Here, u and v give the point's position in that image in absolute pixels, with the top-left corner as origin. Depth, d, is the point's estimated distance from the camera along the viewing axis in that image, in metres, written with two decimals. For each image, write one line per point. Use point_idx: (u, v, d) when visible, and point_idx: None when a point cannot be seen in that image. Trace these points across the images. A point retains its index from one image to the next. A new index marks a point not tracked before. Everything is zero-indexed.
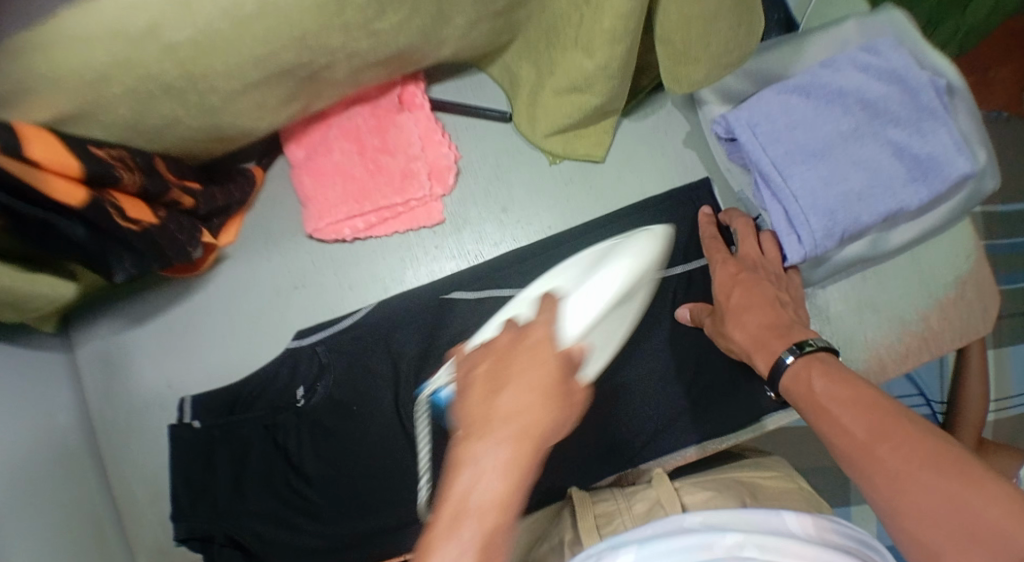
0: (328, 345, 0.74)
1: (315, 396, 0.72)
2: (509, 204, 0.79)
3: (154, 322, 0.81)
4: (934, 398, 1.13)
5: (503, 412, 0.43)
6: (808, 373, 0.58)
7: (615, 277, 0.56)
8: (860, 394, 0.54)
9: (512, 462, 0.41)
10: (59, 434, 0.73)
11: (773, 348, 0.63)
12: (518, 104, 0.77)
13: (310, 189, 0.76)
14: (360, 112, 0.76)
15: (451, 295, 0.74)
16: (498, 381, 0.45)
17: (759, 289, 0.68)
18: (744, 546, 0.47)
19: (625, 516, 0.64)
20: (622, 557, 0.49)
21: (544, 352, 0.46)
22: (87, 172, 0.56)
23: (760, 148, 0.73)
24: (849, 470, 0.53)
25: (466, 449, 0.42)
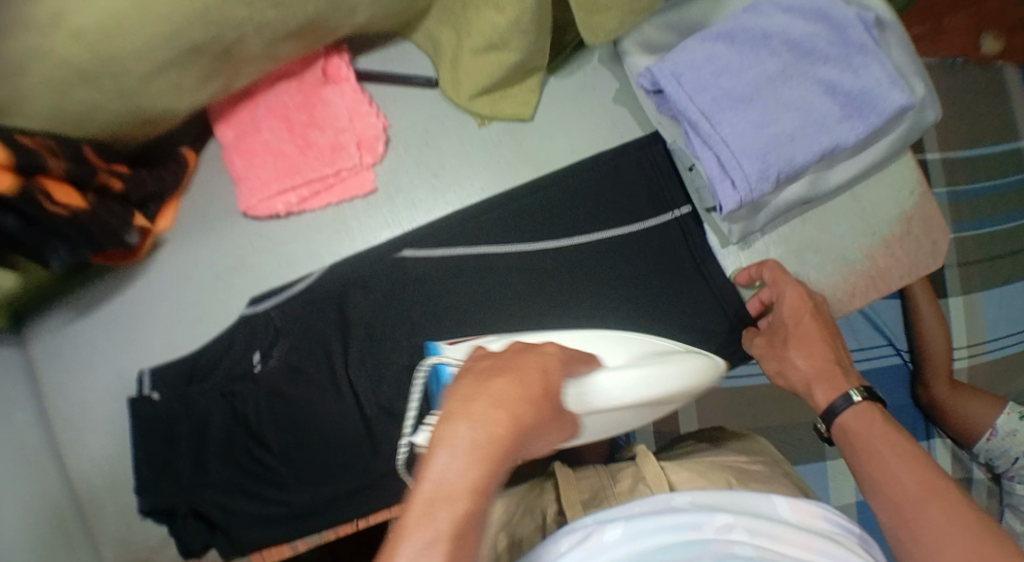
0: (283, 309, 0.75)
1: (271, 361, 0.73)
2: (440, 168, 0.77)
3: (99, 313, 0.80)
4: (904, 348, 1.11)
5: (488, 395, 0.39)
6: (874, 423, 0.60)
7: (671, 382, 0.59)
8: (919, 456, 0.57)
9: (484, 444, 0.37)
10: (17, 428, 0.74)
11: (839, 384, 0.64)
12: (442, 69, 0.75)
13: (241, 169, 0.76)
14: (287, 90, 0.76)
15: (403, 253, 0.75)
16: (500, 370, 0.42)
17: (826, 327, 0.68)
18: (733, 528, 0.53)
19: (609, 497, 0.72)
20: (613, 527, 0.52)
21: (540, 365, 0.45)
22: (14, 160, 0.57)
23: (687, 98, 0.72)
24: (880, 510, 0.56)
25: (441, 428, 0.38)
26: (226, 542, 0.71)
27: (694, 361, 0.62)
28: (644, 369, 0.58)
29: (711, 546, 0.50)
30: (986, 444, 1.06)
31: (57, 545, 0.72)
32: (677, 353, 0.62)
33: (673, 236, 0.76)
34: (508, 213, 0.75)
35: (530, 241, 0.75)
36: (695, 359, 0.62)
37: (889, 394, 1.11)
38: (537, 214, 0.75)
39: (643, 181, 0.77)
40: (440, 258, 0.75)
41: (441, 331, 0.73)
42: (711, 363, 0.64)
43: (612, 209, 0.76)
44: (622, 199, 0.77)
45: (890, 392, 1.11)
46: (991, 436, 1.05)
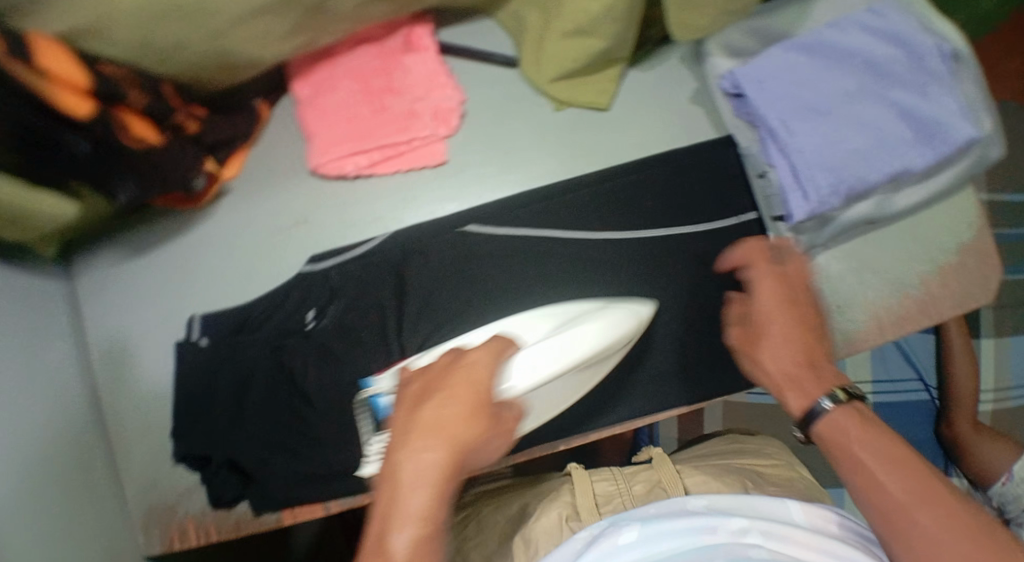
0: (341, 270, 0.75)
1: (325, 319, 0.73)
2: (511, 148, 0.77)
3: (151, 255, 0.81)
4: (932, 384, 1.11)
5: (430, 421, 0.52)
6: (849, 423, 0.57)
7: (602, 339, 0.64)
8: (900, 453, 0.55)
9: (436, 469, 0.50)
10: (55, 359, 0.74)
11: (807, 391, 0.61)
12: (524, 49, 0.75)
13: (314, 126, 0.76)
14: (367, 53, 0.76)
15: (466, 228, 0.75)
16: (439, 392, 0.54)
17: (799, 319, 0.64)
18: (749, 532, 0.55)
19: (624, 498, 0.74)
20: (626, 531, 0.57)
21: (477, 376, 0.56)
22: (93, 85, 0.59)
23: (766, 105, 0.72)
24: (873, 522, 0.54)
25: (395, 456, 0.52)
26: (258, 496, 0.70)
27: (617, 313, 0.67)
28: (573, 341, 0.62)
29: (724, 548, 0.53)
30: (1001, 488, 1.03)
31: (80, 481, 0.72)
32: (592, 312, 0.66)
33: (733, 236, 0.77)
34: (572, 199, 0.75)
35: (593, 227, 0.75)
36: (607, 309, 0.66)
37: (912, 428, 1.11)
38: (605, 204, 0.76)
39: (709, 183, 0.77)
40: (502, 235, 0.75)
41: (497, 304, 0.73)
42: (632, 309, 0.67)
43: (676, 206, 0.76)
44: (688, 197, 0.77)
45: (913, 427, 1.11)
46: (1006, 480, 1.02)
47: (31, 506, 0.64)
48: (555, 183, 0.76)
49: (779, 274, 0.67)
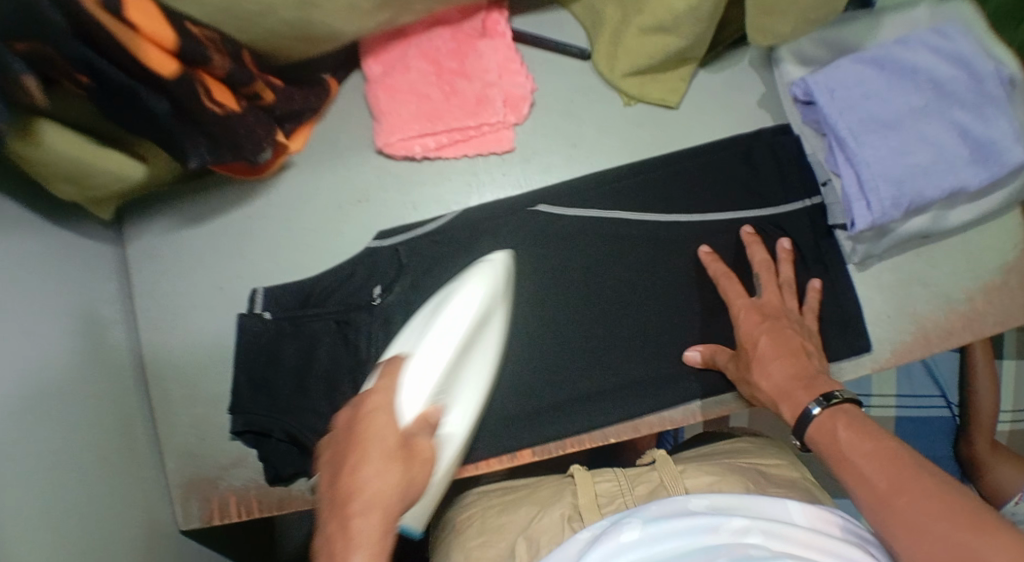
0: (409, 248, 0.75)
1: (391, 296, 0.75)
2: (578, 139, 0.77)
3: (209, 223, 0.79)
4: (954, 401, 1.12)
5: (354, 482, 0.54)
6: (833, 425, 0.59)
7: (458, 312, 0.67)
8: (881, 446, 0.55)
9: (371, 531, 0.52)
10: (101, 324, 0.74)
11: (799, 399, 0.63)
12: (599, 42, 0.75)
13: (383, 105, 0.75)
14: (441, 35, 0.76)
15: (537, 207, 0.76)
16: (355, 458, 0.56)
17: (785, 338, 0.68)
18: (750, 531, 0.55)
19: (626, 498, 0.67)
20: (628, 530, 0.55)
21: (382, 422, 0.59)
22: (178, 44, 0.57)
23: (837, 112, 0.73)
24: (867, 513, 0.54)
25: (331, 527, 0.53)
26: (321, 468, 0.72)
27: (476, 281, 0.70)
28: (432, 333, 0.66)
29: (725, 548, 0.52)
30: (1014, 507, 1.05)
31: (121, 448, 0.72)
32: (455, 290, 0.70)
33: (807, 242, 0.77)
34: (635, 194, 0.76)
35: (660, 213, 0.76)
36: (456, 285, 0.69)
37: (931, 444, 1.13)
38: (662, 189, 0.77)
39: (777, 177, 0.77)
40: (569, 217, 0.76)
41: (556, 296, 0.75)
42: (489, 264, 0.70)
43: (742, 200, 0.77)
44: (755, 192, 0.77)
45: (931, 442, 1.13)
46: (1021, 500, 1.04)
47: (76, 469, 0.63)
48: (616, 172, 0.77)
49: (753, 306, 0.71)
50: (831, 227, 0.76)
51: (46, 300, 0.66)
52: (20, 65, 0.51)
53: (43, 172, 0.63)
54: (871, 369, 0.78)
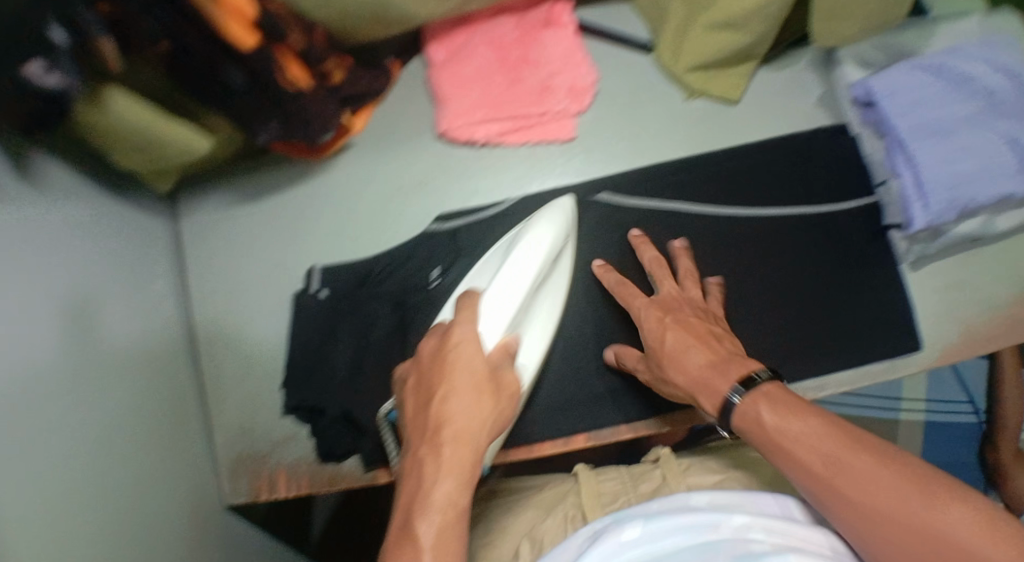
0: (468, 232, 0.76)
1: (449, 278, 0.74)
2: (640, 132, 0.78)
3: (265, 203, 0.80)
4: (982, 408, 1.13)
5: (445, 413, 0.53)
6: (755, 409, 0.54)
7: (531, 249, 0.67)
8: (814, 424, 0.52)
9: (456, 462, 0.51)
10: (155, 298, 0.74)
11: (718, 389, 0.58)
12: (663, 35, 0.76)
13: (447, 90, 0.76)
14: (506, 23, 0.76)
15: (597, 196, 0.77)
16: (445, 385, 0.54)
17: (688, 326, 0.64)
18: (751, 528, 0.54)
19: (628, 497, 0.69)
20: (628, 529, 0.55)
21: (467, 356, 0.56)
22: (258, 17, 0.57)
23: (898, 114, 0.73)
24: (803, 488, 0.51)
25: (420, 456, 0.52)
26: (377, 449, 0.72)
27: (547, 216, 0.70)
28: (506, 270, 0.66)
29: (727, 545, 0.52)
30: None
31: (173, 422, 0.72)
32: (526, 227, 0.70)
33: (861, 240, 0.78)
34: (694, 187, 0.77)
35: (720, 206, 0.77)
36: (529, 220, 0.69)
37: (960, 450, 1.13)
38: (723, 183, 0.77)
39: (833, 175, 0.78)
40: (631, 208, 0.77)
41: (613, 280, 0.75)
42: (557, 207, 0.70)
43: (797, 198, 0.78)
44: (811, 190, 0.78)
45: (958, 448, 1.13)
46: None
47: (129, 444, 0.64)
48: (672, 166, 0.77)
49: (654, 301, 0.67)
50: (887, 227, 0.77)
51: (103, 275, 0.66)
52: (100, 28, 0.50)
53: (108, 138, 0.62)
54: (921, 366, 0.79)
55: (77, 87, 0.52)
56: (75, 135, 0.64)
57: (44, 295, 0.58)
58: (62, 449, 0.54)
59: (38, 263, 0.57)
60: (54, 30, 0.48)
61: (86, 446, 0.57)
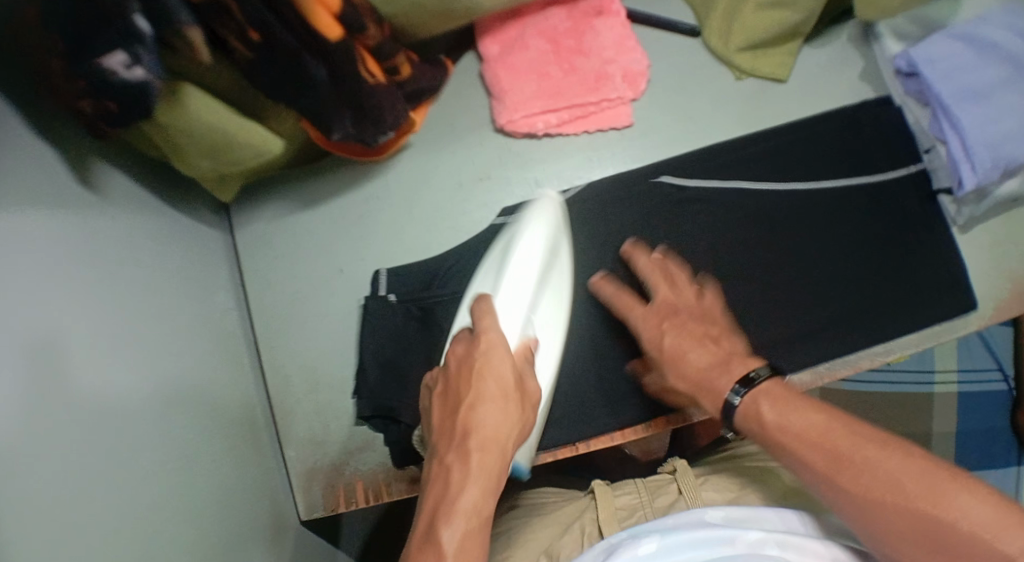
0: None
1: None
2: (694, 114, 0.80)
3: (324, 208, 0.79)
4: (1010, 374, 1.11)
5: (472, 419, 0.52)
6: (758, 406, 0.57)
7: (530, 244, 0.65)
8: (817, 423, 0.54)
9: (482, 468, 0.50)
10: (218, 310, 0.72)
11: (720, 390, 0.60)
12: (711, 19, 0.78)
13: (504, 82, 0.76)
14: (557, 14, 0.77)
15: (660, 178, 0.77)
16: (474, 391, 0.53)
17: (692, 331, 0.65)
18: (767, 544, 0.56)
19: (646, 510, 0.69)
20: (644, 544, 0.56)
21: (498, 359, 0.55)
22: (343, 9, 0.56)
23: (941, 81, 0.75)
24: (809, 483, 0.53)
25: (443, 462, 0.51)
26: None
27: (539, 210, 0.68)
28: (511, 269, 0.64)
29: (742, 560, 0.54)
30: None
31: (245, 437, 0.70)
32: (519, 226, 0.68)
33: (916, 206, 0.79)
34: (751, 163, 0.78)
35: (778, 182, 0.78)
36: (523, 222, 0.67)
37: None
38: (778, 159, 0.79)
39: (883, 144, 0.80)
40: (693, 188, 0.77)
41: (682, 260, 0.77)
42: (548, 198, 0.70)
43: (849, 168, 0.79)
44: (861, 160, 0.79)
45: None
46: None
47: (205, 461, 0.61)
48: (729, 144, 0.79)
49: (647, 310, 0.68)
50: (933, 191, 0.80)
51: (166, 290, 0.64)
52: (185, 15, 0.49)
53: (178, 141, 0.61)
54: (977, 325, 0.80)
55: (157, 83, 0.51)
56: (136, 143, 0.63)
57: (117, 308, 0.55)
58: (150, 471, 0.52)
59: (109, 273, 0.56)
60: (140, 20, 0.46)
61: (171, 467, 0.55)
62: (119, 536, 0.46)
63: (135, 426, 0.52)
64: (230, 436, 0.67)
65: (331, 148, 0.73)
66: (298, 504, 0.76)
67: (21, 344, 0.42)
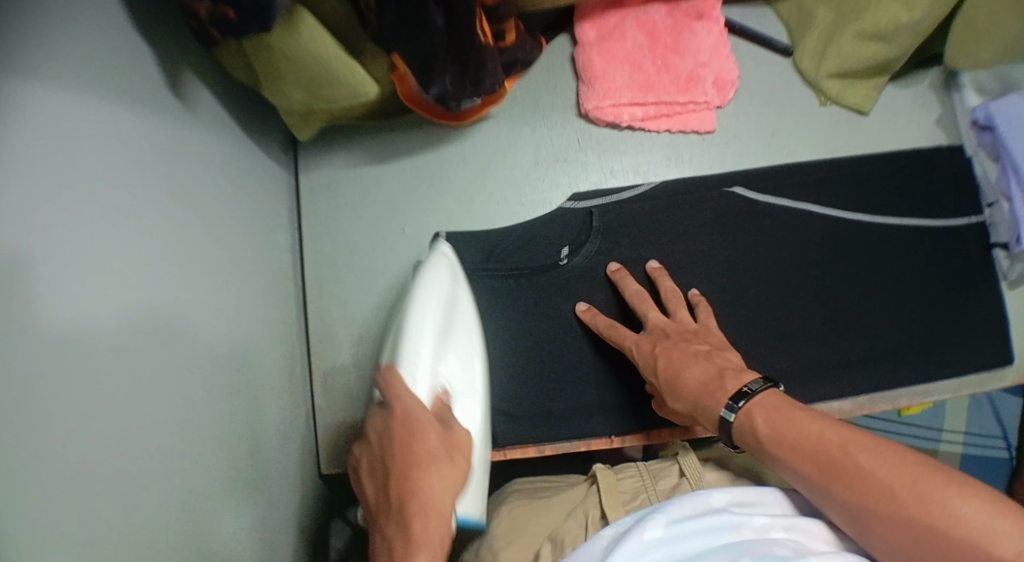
0: (604, 213, 0.75)
1: (579, 258, 0.74)
2: (775, 131, 0.81)
3: (393, 164, 0.77)
4: (1013, 443, 1.09)
5: (409, 488, 0.52)
6: (751, 424, 0.56)
7: (425, 290, 0.61)
8: (805, 433, 0.54)
9: (432, 536, 0.51)
10: (276, 249, 0.71)
11: (716, 401, 0.59)
12: (807, 42, 0.79)
13: (596, 69, 0.76)
14: (659, 11, 0.77)
15: (733, 188, 0.77)
16: (403, 461, 0.53)
17: (681, 351, 0.64)
18: (772, 528, 0.55)
19: (650, 494, 0.67)
20: (651, 531, 0.54)
21: (422, 429, 0.54)
22: None
23: (1016, 139, 0.76)
24: (809, 491, 0.54)
25: (391, 533, 0.52)
26: (509, 431, 0.73)
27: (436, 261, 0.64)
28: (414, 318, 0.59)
29: (750, 546, 0.53)
30: None
31: (281, 380, 0.68)
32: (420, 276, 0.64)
33: (972, 257, 0.81)
34: (823, 187, 0.79)
35: (845, 210, 0.79)
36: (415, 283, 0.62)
37: None
38: (849, 188, 0.79)
39: (949, 190, 0.81)
40: (764, 205, 0.78)
41: (743, 268, 0.77)
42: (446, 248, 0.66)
43: (913, 204, 0.81)
44: (928, 203, 0.81)
45: None
46: None
47: (243, 398, 0.59)
48: (804, 164, 0.80)
49: (643, 337, 0.67)
50: (990, 244, 0.82)
51: (232, 218, 0.62)
52: None
53: (281, 70, 0.59)
54: (1011, 381, 0.81)
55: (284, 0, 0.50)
56: (227, 64, 0.61)
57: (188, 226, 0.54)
58: (192, 393, 0.51)
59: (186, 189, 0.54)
60: None
61: (213, 394, 0.54)
62: (151, 450, 0.45)
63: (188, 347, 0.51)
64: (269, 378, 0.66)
65: (413, 105, 0.73)
66: (321, 456, 0.75)
67: (92, 230, 0.41)
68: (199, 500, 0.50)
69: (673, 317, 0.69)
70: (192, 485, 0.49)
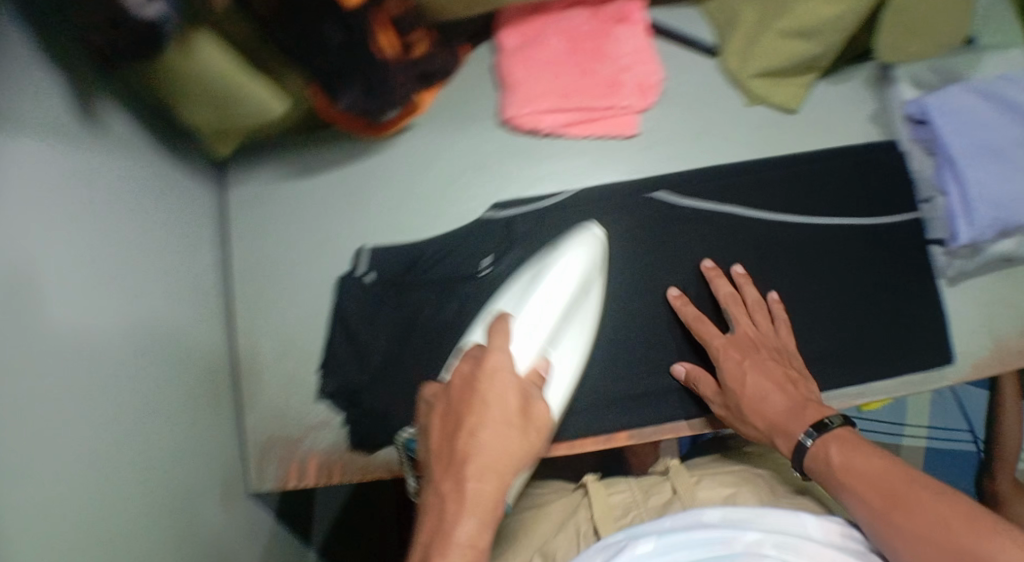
0: (525, 226, 0.76)
1: (499, 268, 0.74)
2: (701, 132, 0.80)
3: (317, 179, 0.78)
4: (981, 437, 1.07)
5: (483, 448, 0.50)
6: (828, 452, 0.59)
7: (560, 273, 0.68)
8: (874, 464, 0.56)
9: (479, 497, 0.49)
10: (199, 266, 0.72)
11: (790, 433, 0.63)
12: (730, 42, 0.78)
13: (515, 77, 0.76)
14: (579, 16, 0.77)
15: (654, 192, 0.77)
16: (476, 416, 0.52)
17: (770, 370, 0.68)
18: (765, 544, 0.54)
19: (640, 511, 0.65)
20: (640, 546, 0.54)
21: (502, 383, 0.54)
22: None
23: (950, 133, 0.74)
24: (861, 519, 0.55)
25: (442, 488, 0.50)
26: None
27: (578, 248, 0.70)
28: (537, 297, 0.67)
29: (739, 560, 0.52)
30: None
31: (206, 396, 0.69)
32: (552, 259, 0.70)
33: (907, 253, 0.79)
34: (748, 189, 0.78)
35: (772, 211, 0.78)
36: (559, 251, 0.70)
37: None
38: (776, 188, 0.79)
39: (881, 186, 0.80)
40: (688, 209, 0.77)
41: (666, 272, 0.76)
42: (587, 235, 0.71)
43: (845, 202, 0.79)
44: (858, 201, 0.80)
45: None
46: None
47: (161, 414, 0.60)
48: (730, 165, 0.79)
49: (730, 344, 0.70)
50: (927, 241, 0.80)
51: (149, 236, 0.63)
52: None
53: (183, 93, 0.60)
54: (953, 379, 0.80)
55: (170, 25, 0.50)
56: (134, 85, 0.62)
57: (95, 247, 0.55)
58: (97, 412, 0.52)
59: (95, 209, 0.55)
60: None
61: (121, 413, 0.55)
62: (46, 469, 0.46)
63: (90, 369, 0.52)
64: (192, 394, 0.67)
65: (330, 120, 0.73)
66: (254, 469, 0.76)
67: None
68: (105, 517, 0.51)
69: (756, 325, 0.72)
70: (97, 501, 0.51)
